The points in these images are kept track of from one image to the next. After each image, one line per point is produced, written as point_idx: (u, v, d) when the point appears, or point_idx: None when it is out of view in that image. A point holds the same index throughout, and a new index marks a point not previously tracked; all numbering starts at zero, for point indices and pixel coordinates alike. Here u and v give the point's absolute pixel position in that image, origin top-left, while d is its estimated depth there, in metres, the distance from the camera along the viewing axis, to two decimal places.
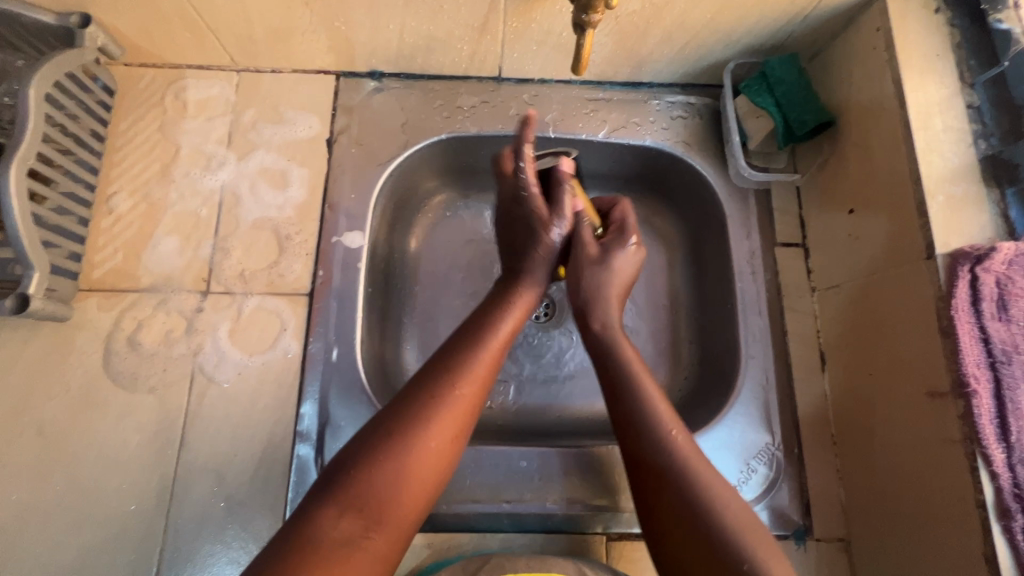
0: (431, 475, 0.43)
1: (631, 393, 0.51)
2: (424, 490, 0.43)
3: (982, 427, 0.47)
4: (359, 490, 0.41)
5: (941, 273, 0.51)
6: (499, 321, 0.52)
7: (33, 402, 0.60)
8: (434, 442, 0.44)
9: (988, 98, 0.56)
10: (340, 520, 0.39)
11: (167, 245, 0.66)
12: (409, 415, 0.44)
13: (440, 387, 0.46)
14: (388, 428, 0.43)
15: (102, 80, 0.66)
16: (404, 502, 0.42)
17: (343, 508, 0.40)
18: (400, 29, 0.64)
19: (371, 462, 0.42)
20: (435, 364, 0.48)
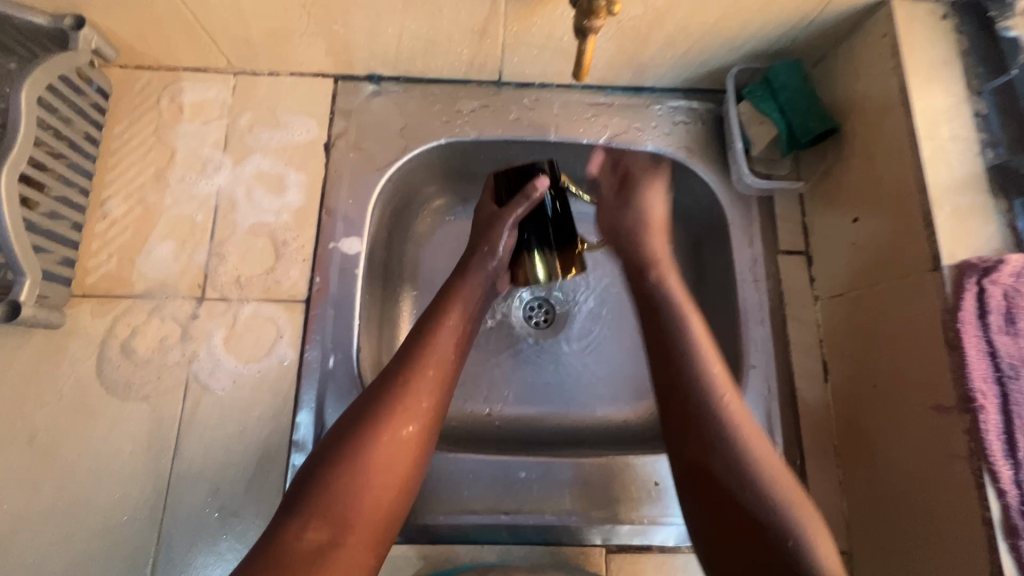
0: (388, 477, 0.47)
1: (689, 361, 0.54)
2: (385, 488, 0.46)
3: (989, 443, 0.46)
4: (322, 503, 0.44)
5: (948, 285, 0.50)
6: (443, 323, 0.55)
7: (24, 410, 0.59)
8: (385, 446, 0.47)
9: (996, 106, 0.55)
10: (306, 528, 0.43)
11: (162, 251, 0.65)
12: (356, 423, 0.48)
13: (386, 395, 0.49)
14: (343, 435, 0.47)
15: (96, 82, 0.65)
16: (363, 500, 0.45)
17: (308, 517, 0.43)
18: (399, 33, 0.63)
19: (329, 469, 0.46)
20: (384, 375, 0.51)
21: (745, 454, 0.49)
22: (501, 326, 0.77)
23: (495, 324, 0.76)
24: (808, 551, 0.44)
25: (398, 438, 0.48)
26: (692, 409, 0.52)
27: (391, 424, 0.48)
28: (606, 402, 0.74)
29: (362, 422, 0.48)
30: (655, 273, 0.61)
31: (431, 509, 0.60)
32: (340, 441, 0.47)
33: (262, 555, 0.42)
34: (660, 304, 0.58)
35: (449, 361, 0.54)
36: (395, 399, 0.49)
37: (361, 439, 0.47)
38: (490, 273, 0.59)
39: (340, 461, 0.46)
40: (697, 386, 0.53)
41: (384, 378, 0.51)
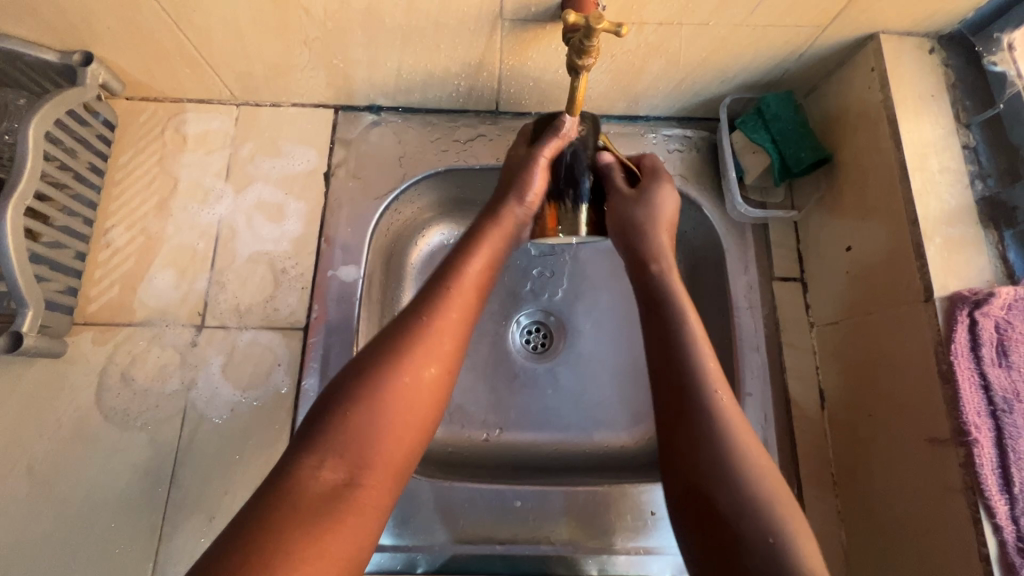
0: (410, 413, 0.42)
1: (687, 361, 0.48)
2: (407, 428, 0.42)
3: (984, 477, 0.46)
4: (341, 440, 0.40)
5: (940, 317, 0.50)
6: (467, 265, 0.51)
7: (23, 438, 0.59)
8: (408, 386, 0.43)
9: (984, 138, 0.56)
10: (321, 467, 0.39)
11: (163, 279, 0.66)
12: (376, 361, 0.43)
13: (409, 333, 0.45)
14: (360, 373, 0.43)
15: (103, 115, 0.67)
16: (384, 442, 0.41)
17: (323, 456, 0.39)
18: (398, 66, 0.65)
19: (350, 406, 0.41)
20: (406, 315, 0.47)
21: (732, 460, 0.43)
22: (498, 351, 0.77)
23: (492, 348, 0.77)
24: (791, 555, 0.39)
25: (425, 378, 0.44)
26: (689, 412, 0.46)
27: (413, 365, 0.44)
28: (603, 426, 0.74)
29: (386, 358, 0.43)
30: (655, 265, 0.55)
31: (426, 538, 0.60)
32: (362, 379, 0.42)
33: (268, 505, 0.36)
34: (655, 294, 0.53)
35: (474, 303, 0.50)
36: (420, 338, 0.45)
37: (387, 375, 0.43)
38: (520, 218, 0.56)
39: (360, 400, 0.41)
40: (698, 389, 0.46)
41: (408, 319, 0.46)
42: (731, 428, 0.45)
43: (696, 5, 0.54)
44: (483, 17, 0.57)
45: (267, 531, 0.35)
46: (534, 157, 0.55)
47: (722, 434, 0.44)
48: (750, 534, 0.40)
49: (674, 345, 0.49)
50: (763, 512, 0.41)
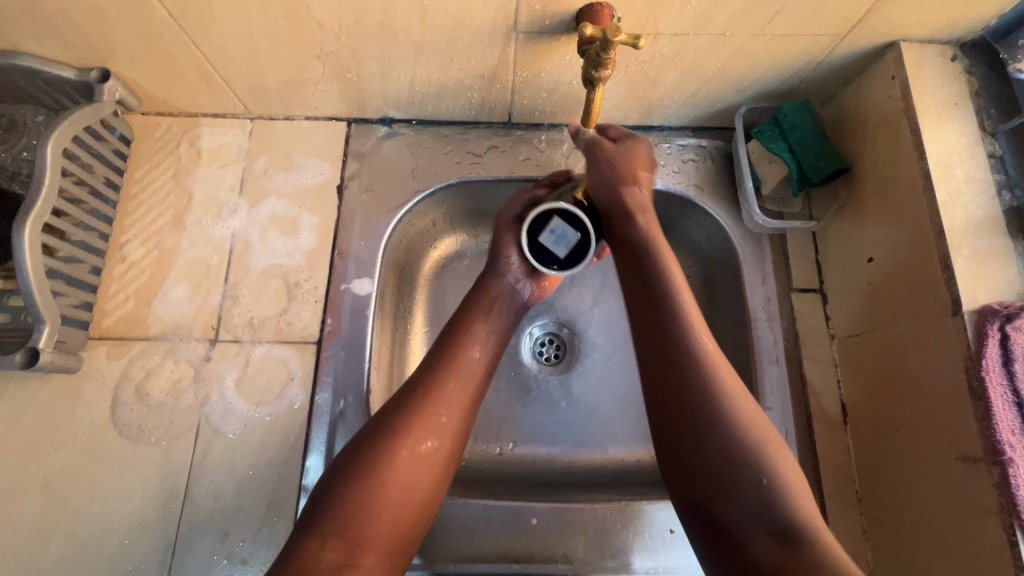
0: (408, 489, 0.44)
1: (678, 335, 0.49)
2: (406, 504, 0.44)
3: (1020, 499, 0.44)
4: (342, 517, 0.42)
5: (970, 331, 0.49)
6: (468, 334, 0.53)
7: (39, 453, 0.59)
8: (403, 458, 0.45)
9: (1010, 147, 0.55)
10: (323, 547, 0.40)
11: (178, 293, 0.66)
12: (366, 439, 0.46)
13: (402, 406, 0.47)
14: (351, 453, 0.45)
15: (119, 130, 0.67)
16: (382, 515, 0.43)
17: (324, 535, 0.41)
18: (411, 79, 0.65)
19: (346, 491, 0.43)
20: (396, 394, 0.49)
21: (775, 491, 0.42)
22: (512, 363, 0.76)
23: (505, 361, 0.76)
24: None
25: (418, 453, 0.45)
26: (683, 386, 0.47)
27: (401, 442, 0.45)
28: (618, 441, 0.73)
29: (375, 441, 0.45)
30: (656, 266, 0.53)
31: (440, 557, 0.59)
32: (357, 462, 0.44)
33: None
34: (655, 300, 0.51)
35: (477, 376, 0.51)
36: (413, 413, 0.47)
37: (375, 453, 0.44)
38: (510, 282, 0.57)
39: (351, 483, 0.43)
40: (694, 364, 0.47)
41: (399, 396, 0.48)
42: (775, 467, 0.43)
43: (712, 15, 0.54)
44: (497, 30, 0.57)
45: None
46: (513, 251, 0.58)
47: (734, 438, 0.44)
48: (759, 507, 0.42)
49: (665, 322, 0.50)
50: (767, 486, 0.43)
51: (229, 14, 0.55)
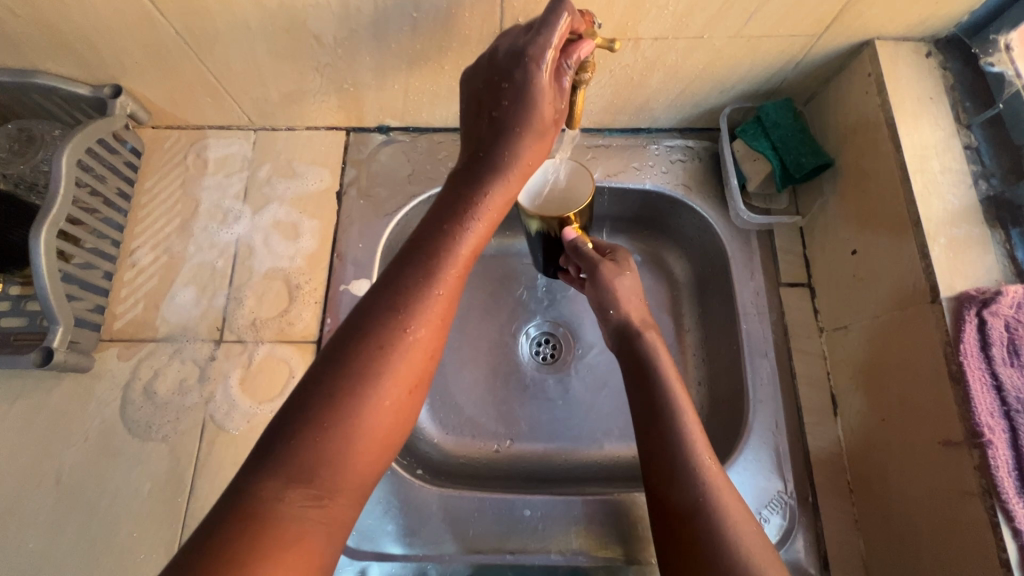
0: (378, 433, 0.40)
1: (658, 393, 0.55)
2: (373, 445, 0.39)
3: (1000, 479, 0.45)
4: (306, 461, 0.37)
5: (948, 317, 0.50)
6: (455, 252, 0.46)
7: (53, 450, 0.62)
8: (385, 395, 0.40)
9: (986, 138, 0.56)
10: (285, 491, 0.36)
11: (184, 296, 0.68)
12: (340, 369, 0.39)
13: (380, 334, 0.41)
14: (322, 381, 0.39)
15: (131, 143, 0.71)
16: (356, 461, 0.38)
17: (289, 477, 0.36)
18: (405, 88, 0.68)
19: (312, 428, 0.37)
20: (375, 312, 0.42)
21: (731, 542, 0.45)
22: (508, 362, 0.78)
23: (502, 360, 0.78)
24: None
25: (393, 392, 0.40)
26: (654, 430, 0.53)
27: (382, 379, 0.40)
28: (613, 437, 0.74)
29: (350, 370, 0.39)
30: (637, 331, 0.60)
31: (436, 548, 0.60)
32: (330, 396, 0.38)
33: (240, 524, 0.35)
34: (640, 361, 0.58)
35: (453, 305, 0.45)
36: (392, 341, 0.41)
37: (354, 391, 0.39)
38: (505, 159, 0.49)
39: (322, 417, 0.38)
40: (671, 422, 0.53)
41: (381, 319, 0.41)
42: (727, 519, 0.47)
43: (689, 19, 0.56)
44: (484, 38, 0.59)
45: (240, 541, 0.34)
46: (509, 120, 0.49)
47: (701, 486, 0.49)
48: (703, 537, 0.46)
49: (648, 379, 0.56)
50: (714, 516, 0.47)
51: (231, 30, 0.58)
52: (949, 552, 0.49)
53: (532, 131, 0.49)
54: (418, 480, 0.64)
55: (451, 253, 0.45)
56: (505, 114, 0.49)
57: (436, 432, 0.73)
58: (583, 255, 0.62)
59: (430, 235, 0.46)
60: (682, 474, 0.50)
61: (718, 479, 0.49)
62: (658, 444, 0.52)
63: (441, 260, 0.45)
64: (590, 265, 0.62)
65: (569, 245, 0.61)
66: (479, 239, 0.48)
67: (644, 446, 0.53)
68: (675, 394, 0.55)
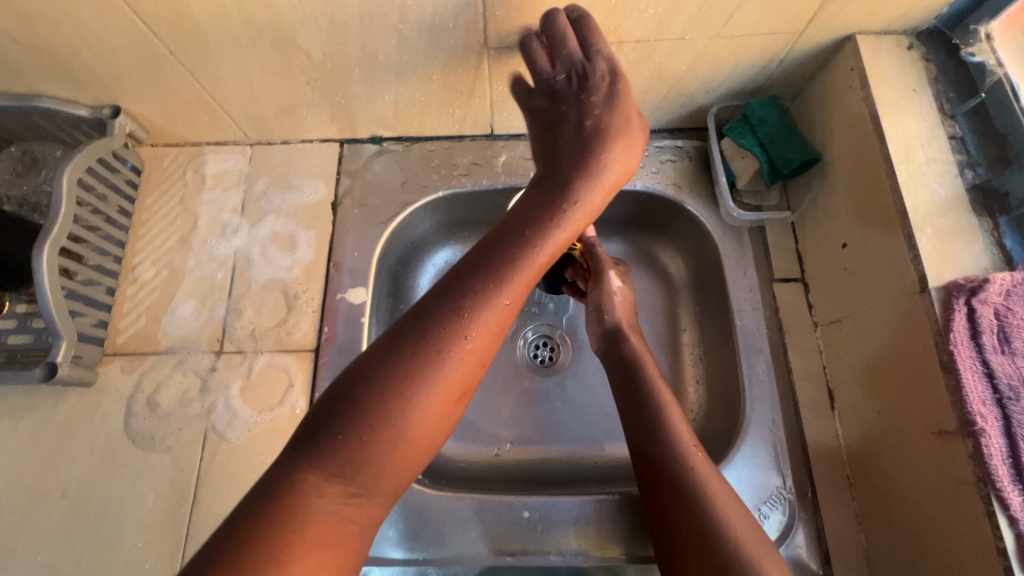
0: (421, 438, 0.42)
1: (644, 388, 0.58)
2: (415, 449, 0.42)
3: (993, 467, 0.45)
4: (351, 457, 0.39)
5: (937, 307, 0.50)
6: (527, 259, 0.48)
7: (59, 463, 0.63)
8: (433, 403, 0.42)
9: (971, 128, 0.57)
10: (328, 484, 0.39)
11: (185, 309, 0.70)
12: (392, 370, 0.41)
13: (442, 341, 0.43)
14: (373, 378, 0.41)
15: (131, 161, 0.73)
16: (396, 465, 0.41)
17: (333, 470, 0.39)
18: (395, 99, 0.69)
19: (362, 426, 0.40)
20: (431, 316, 0.44)
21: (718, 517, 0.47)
22: (507, 366, 0.78)
23: (500, 364, 0.78)
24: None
25: (444, 399, 0.43)
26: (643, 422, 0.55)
27: (434, 387, 0.42)
28: (613, 438, 0.74)
29: (405, 371, 0.41)
30: (617, 336, 0.64)
31: (436, 552, 0.61)
32: (380, 395, 0.41)
33: (280, 509, 0.37)
34: (625, 360, 0.61)
35: (512, 317, 0.47)
36: (451, 349, 0.43)
37: (405, 394, 0.41)
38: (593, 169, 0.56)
39: (371, 416, 0.40)
40: (656, 414, 0.55)
41: (440, 324, 0.43)
42: (714, 497, 0.49)
43: (670, 21, 0.57)
44: (469, 47, 0.61)
45: (276, 528, 0.37)
46: (598, 135, 0.57)
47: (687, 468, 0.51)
48: (700, 522, 0.48)
49: (634, 375, 0.59)
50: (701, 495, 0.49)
51: (224, 49, 0.60)
52: (946, 542, 0.49)
53: (620, 148, 0.57)
54: (416, 483, 0.64)
55: (522, 264, 0.48)
56: (593, 139, 0.57)
57: None
58: (592, 256, 0.68)
59: (504, 239, 0.49)
60: (668, 459, 0.52)
61: (700, 462, 0.52)
62: (645, 438, 0.54)
63: (509, 272, 0.47)
64: (597, 265, 0.67)
65: (586, 242, 0.69)
66: (550, 252, 0.51)
67: (633, 440, 0.55)
68: (658, 388, 0.58)
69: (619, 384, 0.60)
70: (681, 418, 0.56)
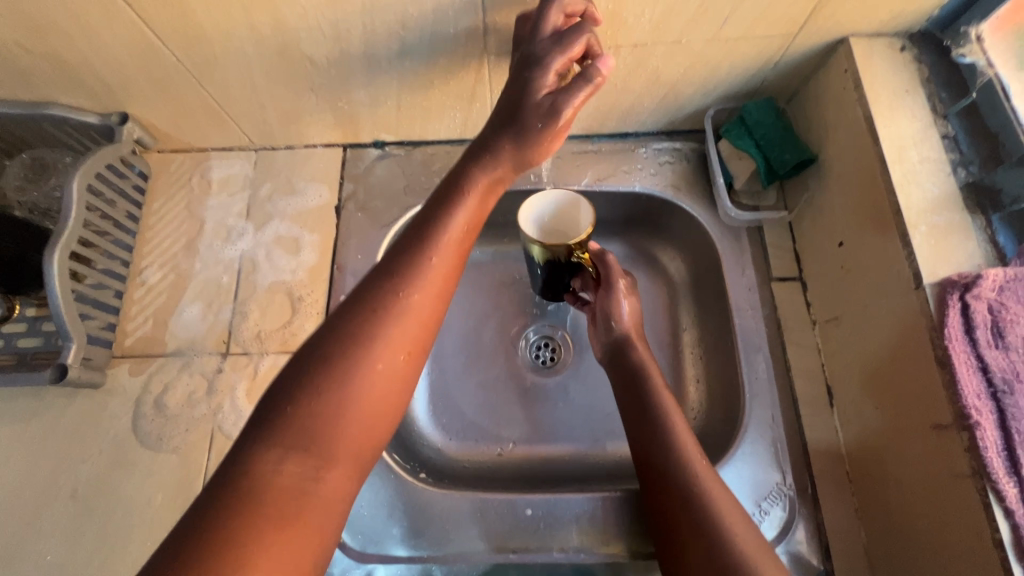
0: (370, 403, 0.40)
1: (649, 395, 0.59)
2: (368, 414, 0.40)
3: (987, 459, 0.45)
4: (299, 430, 0.38)
5: (932, 303, 0.51)
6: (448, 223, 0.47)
7: (68, 464, 0.64)
8: (373, 373, 0.41)
9: (963, 127, 0.58)
10: (283, 460, 0.37)
11: (191, 312, 0.71)
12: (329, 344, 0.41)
13: (370, 308, 0.42)
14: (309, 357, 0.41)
15: (138, 167, 0.74)
16: (349, 432, 0.39)
17: (284, 446, 0.38)
18: (397, 104, 0.70)
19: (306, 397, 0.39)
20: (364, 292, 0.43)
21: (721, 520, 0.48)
22: (508, 367, 0.79)
23: (502, 364, 0.79)
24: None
25: (386, 363, 0.41)
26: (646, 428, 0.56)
27: (373, 349, 0.41)
28: (615, 437, 0.75)
29: (339, 343, 0.41)
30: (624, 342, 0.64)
31: (440, 549, 0.61)
32: (316, 369, 0.40)
33: (235, 497, 0.36)
34: (631, 368, 0.62)
35: (445, 275, 0.46)
36: (383, 313, 0.42)
37: (341, 364, 0.40)
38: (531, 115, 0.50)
39: (308, 390, 0.39)
40: (660, 419, 0.56)
41: (368, 295, 0.43)
42: (715, 501, 0.49)
43: (666, 25, 0.58)
44: (470, 52, 0.62)
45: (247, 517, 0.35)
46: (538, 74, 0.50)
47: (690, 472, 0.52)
48: (702, 523, 0.48)
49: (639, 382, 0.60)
50: (703, 499, 0.50)
51: (230, 56, 0.61)
52: (943, 535, 0.50)
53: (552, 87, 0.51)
54: (419, 482, 0.65)
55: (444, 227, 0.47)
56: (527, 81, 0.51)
57: (439, 438, 0.75)
58: (601, 272, 0.66)
59: (424, 215, 0.48)
60: (670, 462, 0.53)
61: (703, 467, 0.52)
62: (651, 442, 0.55)
63: (430, 239, 0.46)
64: (608, 279, 0.66)
65: (596, 251, 0.67)
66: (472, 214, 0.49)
67: (638, 441, 0.56)
68: (661, 395, 0.59)
69: (623, 390, 0.61)
70: (685, 425, 0.56)
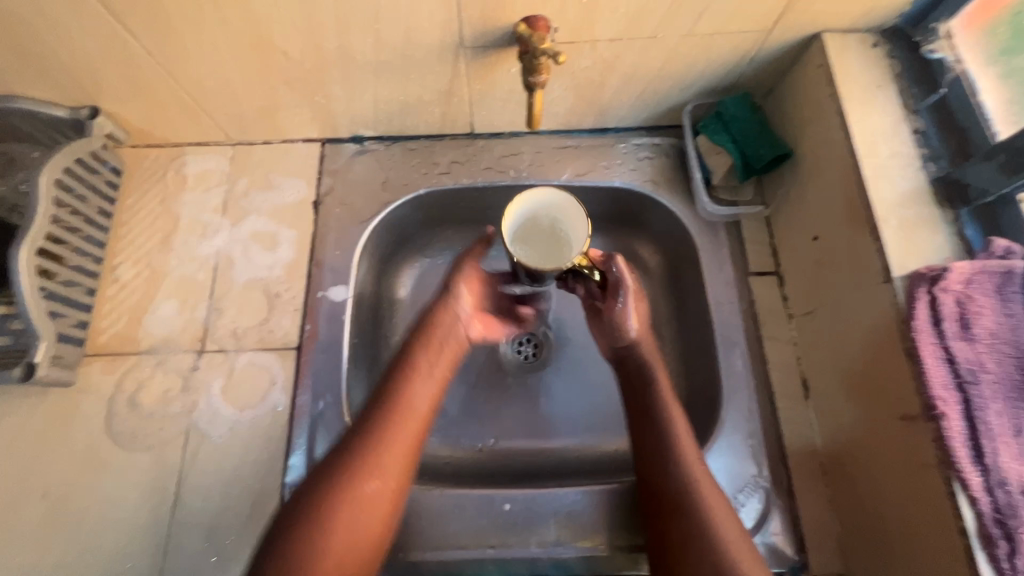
0: (352, 535, 0.48)
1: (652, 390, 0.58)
2: (352, 543, 0.48)
3: (953, 449, 0.46)
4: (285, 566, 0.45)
5: (900, 294, 0.52)
6: (412, 377, 0.55)
7: (38, 464, 0.63)
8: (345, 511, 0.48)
9: (933, 123, 0.59)
10: None
11: (166, 309, 0.70)
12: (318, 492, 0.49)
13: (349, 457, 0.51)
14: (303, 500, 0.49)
15: (111, 163, 0.73)
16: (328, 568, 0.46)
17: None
18: (374, 99, 0.70)
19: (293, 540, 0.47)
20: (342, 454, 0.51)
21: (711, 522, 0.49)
22: (489, 363, 0.79)
23: (483, 360, 0.79)
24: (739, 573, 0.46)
25: (366, 495, 0.50)
26: (648, 423, 0.56)
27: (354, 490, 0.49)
28: (596, 431, 0.75)
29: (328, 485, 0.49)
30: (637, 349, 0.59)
31: (418, 545, 0.61)
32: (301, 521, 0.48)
33: None
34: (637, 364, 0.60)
35: (419, 420, 0.53)
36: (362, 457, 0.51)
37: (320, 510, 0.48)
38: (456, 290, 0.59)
39: (298, 528, 0.47)
40: (659, 415, 0.56)
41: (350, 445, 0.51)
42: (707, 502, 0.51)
43: (641, 20, 0.58)
44: (445, 47, 0.61)
45: None
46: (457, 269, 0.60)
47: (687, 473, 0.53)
48: (693, 524, 0.50)
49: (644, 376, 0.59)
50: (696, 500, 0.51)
51: (201, 49, 0.60)
52: (913, 525, 0.50)
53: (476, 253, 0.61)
54: None
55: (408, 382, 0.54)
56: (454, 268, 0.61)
57: None
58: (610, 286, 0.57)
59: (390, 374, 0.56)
60: (666, 460, 0.54)
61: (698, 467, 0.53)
62: (649, 440, 0.56)
63: (401, 380, 0.54)
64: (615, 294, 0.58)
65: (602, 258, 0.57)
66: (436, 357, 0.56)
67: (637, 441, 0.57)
68: (664, 389, 0.58)
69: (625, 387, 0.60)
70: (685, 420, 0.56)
